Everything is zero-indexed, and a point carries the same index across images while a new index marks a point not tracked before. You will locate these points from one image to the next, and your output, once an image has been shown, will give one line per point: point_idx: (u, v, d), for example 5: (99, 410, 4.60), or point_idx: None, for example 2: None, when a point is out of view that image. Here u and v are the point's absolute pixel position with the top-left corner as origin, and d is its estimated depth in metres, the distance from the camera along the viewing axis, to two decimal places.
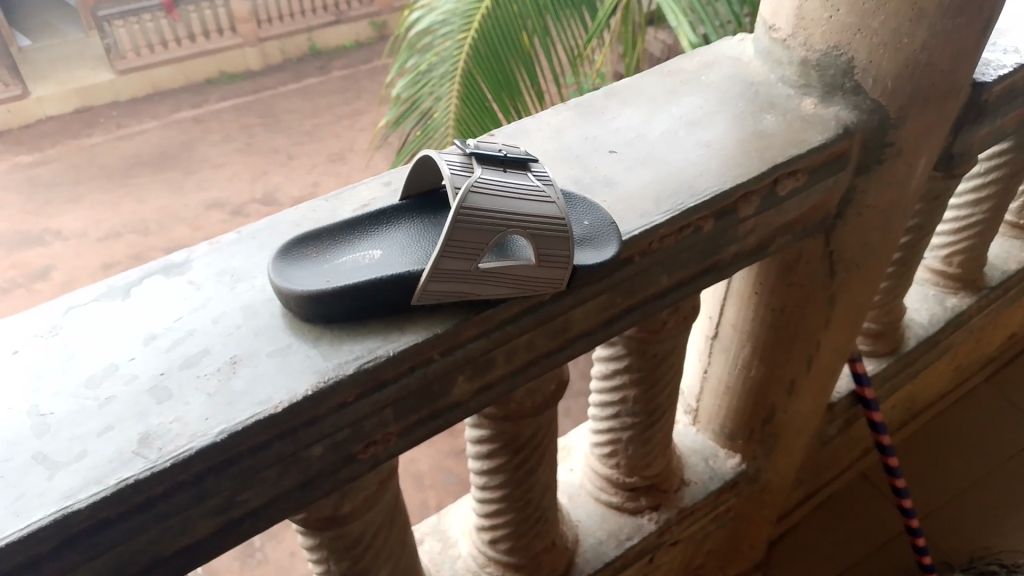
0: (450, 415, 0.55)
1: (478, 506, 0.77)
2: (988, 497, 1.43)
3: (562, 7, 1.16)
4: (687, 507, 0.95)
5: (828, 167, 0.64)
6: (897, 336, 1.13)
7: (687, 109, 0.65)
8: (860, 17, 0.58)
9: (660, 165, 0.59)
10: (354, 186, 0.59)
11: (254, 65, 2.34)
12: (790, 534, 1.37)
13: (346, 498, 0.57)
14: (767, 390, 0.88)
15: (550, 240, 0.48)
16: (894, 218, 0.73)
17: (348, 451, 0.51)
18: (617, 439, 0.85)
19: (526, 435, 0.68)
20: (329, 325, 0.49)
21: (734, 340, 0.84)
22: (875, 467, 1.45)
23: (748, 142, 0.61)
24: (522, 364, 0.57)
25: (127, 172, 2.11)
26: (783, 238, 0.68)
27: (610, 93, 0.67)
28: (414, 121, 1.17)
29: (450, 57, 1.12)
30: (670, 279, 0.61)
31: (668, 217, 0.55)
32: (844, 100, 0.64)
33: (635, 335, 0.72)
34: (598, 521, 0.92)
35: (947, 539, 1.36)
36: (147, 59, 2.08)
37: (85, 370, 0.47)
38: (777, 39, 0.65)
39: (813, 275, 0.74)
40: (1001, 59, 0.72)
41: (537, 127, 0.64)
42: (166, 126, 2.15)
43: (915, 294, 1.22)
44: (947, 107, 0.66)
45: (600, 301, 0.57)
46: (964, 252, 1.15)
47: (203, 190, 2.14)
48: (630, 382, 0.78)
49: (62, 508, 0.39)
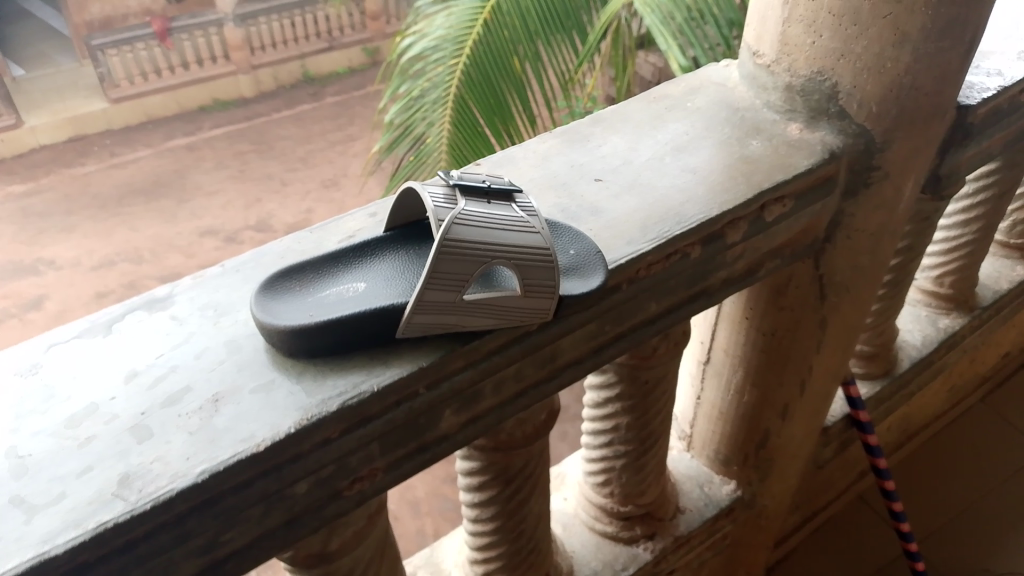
0: (438, 448, 0.54)
1: (471, 538, 0.76)
2: (986, 519, 1.41)
3: (552, 31, 1.17)
4: (682, 535, 0.94)
5: (816, 191, 0.64)
6: (891, 357, 1.12)
7: (673, 135, 0.65)
8: (843, 42, 0.58)
9: (647, 192, 0.59)
10: (339, 217, 0.59)
11: (247, 94, 2.35)
12: (789, 559, 1.35)
13: (334, 534, 0.56)
14: (760, 414, 0.87)
15: (535, 270, 0.48)
16: (883, 240, 0.73)
17: (334, 487, 0.50)
18: (610, 467, 0.84)
19: (517, 466, 0.68)
20: (314, 360, 0.48)
21: (726, 365, 0.83)
22: (872, 489, 1.44)
23: (734, 167, 0.61)
24: (510, 395, 0.56)
25: (120, 203, 2.18)
26: (772, 263, 0.67)
27: (596, 120, 0.67)
28: (407, 146, 1.17)
29: (442, 82, 1.13)
30: (659, 306, 0.60)
31: (655, 245, 0.55)
32: (830, 124, 0.64)
33: (626, 362, 0.72)
34: (592, 551, 0.91)
35: (946, 562, 1.35)
36: (140, 87, 2.08)
37: (65, 409, 0.46)
38: (761, 64, 0.65)
39: (803, 298, 0.74)
40: (985, 82, 0.72)
41: (523, 155, 0.63)
42: (160, 155, 2.20)
43: (907, 315, 1.22)
44: (932, 129, 0.66)
45: (588, 329, 0.57)
46: (956, 271, 1.15)
47: (196, 219, 2.21)
48: (622, 409, 0.77)
49: (40, 552, 0.38)
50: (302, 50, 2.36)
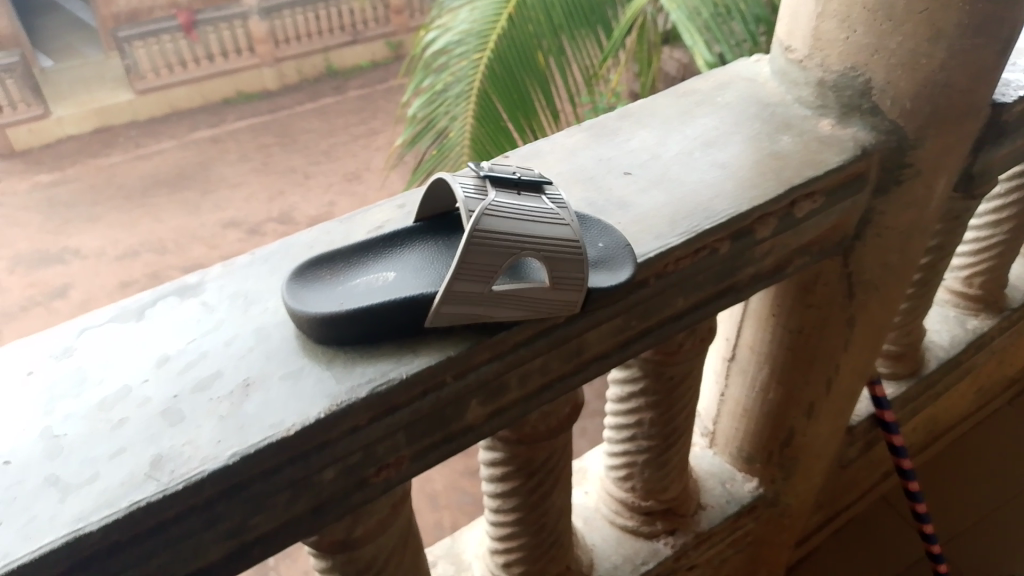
0: (463, 439, 0.55)
1: (492, 529, 0.76)
2: (1010, 523, 1.40)
3: (576, 26, 1.17)
4: (703, 531, 0.94)
5: (846, 188, 0.63)
6: (917, 357, 1.11)
7: (702, 130, 0.64)
8: (877, 37, 0.58)
9: (676, 187, 0.59)
10: (368, 208, 0.59)
11: (270, 84, 2.31)
12: (809, 558, 1.34)
13: (359, 522, 0.56)
14: (784, 412, 0.87)
15: (564, 262, 0.48)
16: (914, 238, 0.72)
17: (360, 476, 0.50)
18: (633, 462, 0.84)
19: (541, 458, 0.68)
20: (343, 348, 0.49)
21: (751, 362, 0.83)
22: (895, 490, 1.43)
23: (764, 163, 0.61)
24: (536, 388, 0.56)
25: (145, 194, 2.08)
26: (800, 260, 0.67)
27: (625, 114, 0.67)
28: (430, 140, 1.16)
29: (466, 76, 1.12)
30: (686, 301, 0.60)
31: (684, 239, 0.54)
32: (861, 121, 0.63)
33: (651, 356, 0.71)
34: (613, 545, 0.90)
35: (968, 565, 1.34)
36: (165, 80, 2.03)
37: (97, 392, 0.47)
38: (792, 59, 0.65)
39: (831, 296, 0.73)
40: (1020, 80, 0.71)
41: (551, 149, 0.63)
42: (183, 146, 2.12)
43: (935, 314, 1.20)
44: (966, 127, 0.65)
45: (615, 324, 0.57)
46: (985, 272, 1.13)
47: (221, 211, 2.21)
48: (646, 404, 0.77)
49: (74, 530, 0.39)
50: (326, 43, 2.32)
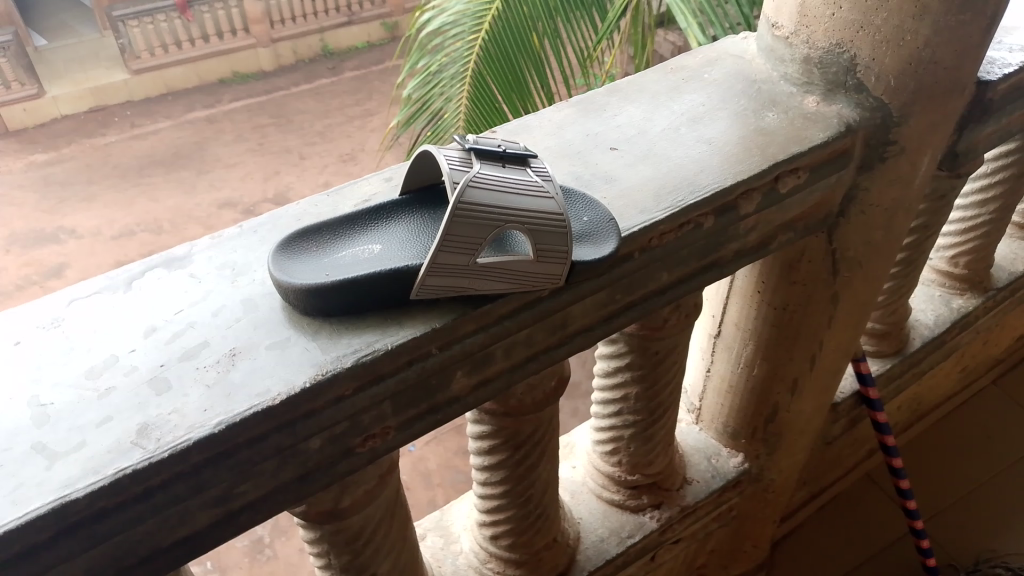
0: (448, 410, 0.55)
1: (481, 502, 0.77)
2: (991, 501, 1.42)
3: (572, 9, 1.15)
4: (689, 505, 0.95)
5: (830, 165, 0.64)
6: (903, 336, 1.13)
7: (689, 106, 0.65)
8: (862, 14, 0.58)
9: (662, 162, 0.59)
10: (356, 181, 0.60)
11: (267, 66, 2.41)
12: (793, 535, 1.36)
13: (347, 492, 0.57)
14: (770, 388, 0.88)
15: (548, 235, 0.49)
16: (898, 216, 0.73)
17: (346, 445, 0.51)
18: (619, 437, 0.85)
19: (526, 431, 0.69)
20: (329, 319, 0.49)
21: (736, 339, 0.84)
22: (879, 468, 1.45)
23: (749, 139, 0.61)
24: (521, 359, 0.57)
25: (141, 173, 2.19)
26: (784, 236, 0.67)
27: (613, 90, 0.67)
28: (425, 121, 1.18)
29: (461, 58, 1.13)
30: (670, 276, 0.61)
31: (668, 214, 0.55)
32: (847, 97, 0.63)
33: (636, 332, 0.72)
34: (600, 518, 0.92)
35: (952, 541, 1.36)
36: (160, 60, 2.07)
37: (85, 361, 0.47)
38: (779, 36, 0.65)
39: (815, 274, 0.74)
40: (1005, 58, 0.71)
41: (538, 124, 0.64)
42: (180, 127, 2.19)
43: (921, 295, 1.21)
44: (950, 105, 0.65)
45: (599, 297, 0.58)
46: (971, 252, 1.14)
47: (217, 189, 2.21)
48: (631, 379, 0.78)
49: (61, 497, 0.39)
50: (321, 24, 2.45)
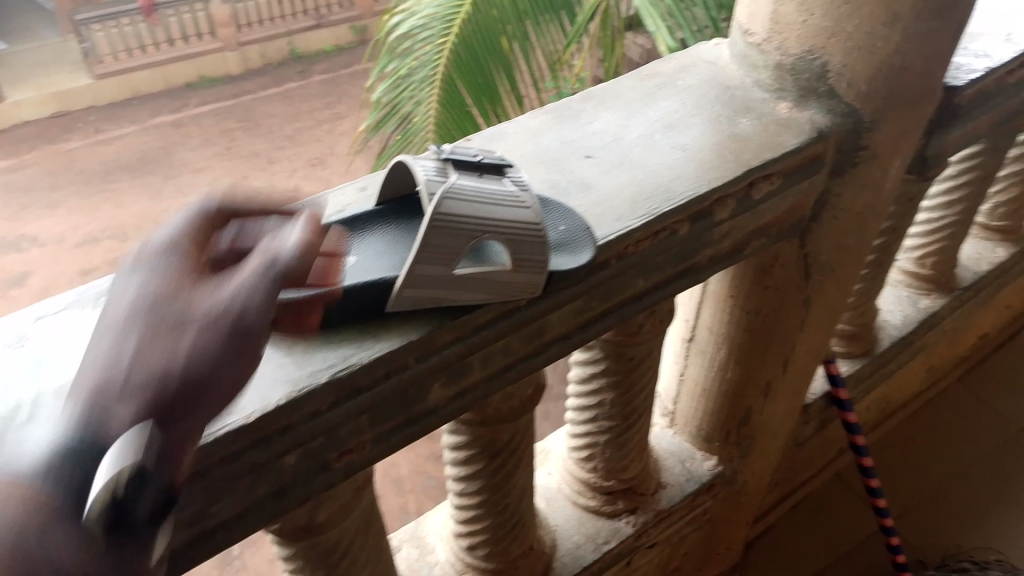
0: (425, 422, 0.55)
1: (457, 512, 0.77)
2: (960, 496, 1.44)
3: (541, 12, 1.16)
4: (663, 510, 0.96)
5: (803, 171, 0.64)
6: (871, 338, 1.14)
7: (663, 112, 0.65)
8: (835, 21, 0.59)
9: (637, 169, 0.59)
10: (330, 190, 0.59)
11: (236, 71, 2.37)
12: (765, 536, 1.37)
13: (322, 506, 0.56)
14: (744, 391, 0.88)
15: (526, 244, 0.48)
16: (869, 220, 0.74)
17: (321, 460, 0.50)
18: (594, 443, 0.85)
19: (503, 440, 0.68)
20: (304, 332, 0.48)
21: (711, 343, 0.84)
22: (850, 468, 1.46)
23: (723, 145, 0.61)
24: (498, 369, 0.57)
25: (107, 179, 2.10)
26: (757, 241, 0.68)
27: (587, 97, 0.67)
28: (394, 126, 1.17)
29: (431, 61, 1.12)
30: (646, 283, 0.61)
31: (644, 222, 0.55)
32: (819, 104, 0.64)
33: (612, 338, 0.72)
34: (576, 524, 0.92)
35: (922, 539, 1.38)
36: (126, 63, 2.08)
37: (54, 379, 0.46)
38: (752, 43, 0.65)
39: (786, 278, 0.75)
40: (971, 64, 0.73)
41: (512, 131, 0.63)
42: (146, 131, 2.13)
43: (889, 295, 1.23)
44: (919, 110, 0.66)
45: (576, 305, 0.57)
46: (937, 252, 1.16)
47: (184, 196, 2.07)
48: (607, 385, 0.78)
49: None
50: (290, 27, 2.36)
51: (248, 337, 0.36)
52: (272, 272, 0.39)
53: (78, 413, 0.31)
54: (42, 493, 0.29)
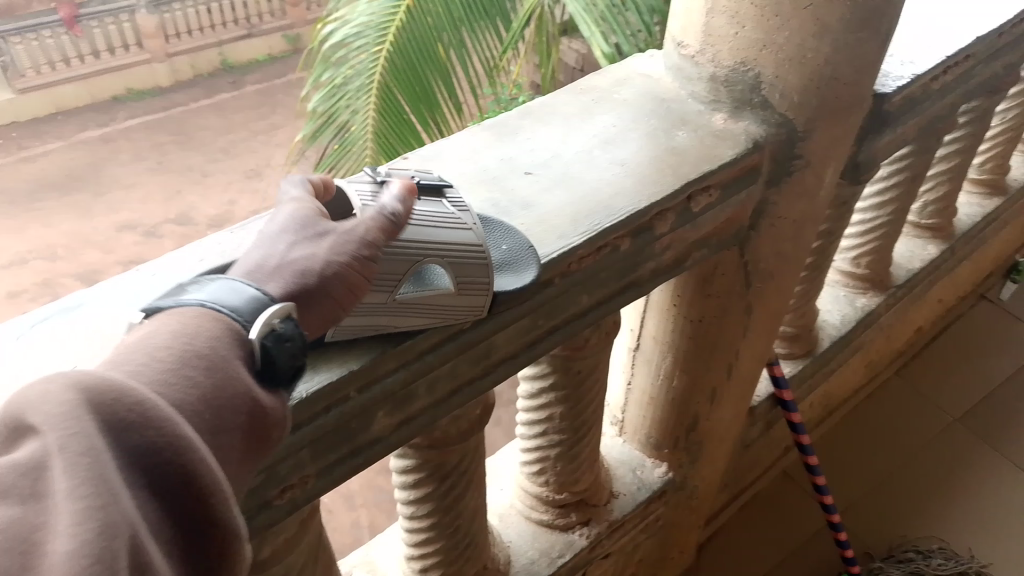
0: (371, 451, 0.53)
1: (408, 536, 0.75)
2: (902, 487, 1.48)
3: (477, 19, 1.14)
4: (616, 520, 0.96)
5: (739, 182, 0.65)
6: (812, 338, 1.16)
7: (601, 126, 0.64)
8: (765, 33, 0.59)
9: (577, 185, 0.59)
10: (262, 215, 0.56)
11: (165, 83, 2.32)
12: (716, 537, 1.39)
13: (266, 543, 0.54)
14: (691, 399, 0.89)
15: (469, 267, 0.47)
16: (806, 226, 0.75)
17: (264, 497, 0.48)
18: (545, 458, 0.84)
19: (452, 462, 0.67)
20: None
21: (656, 352, 0.84)
22: (796, 465, 1.49)
23: (661, 159, 0.61)
24: (444, 394, 0.56)
25: (32, 198, 2.11)
26: (698, 252, 0.68)
27: (524, 112, 0.66)
28: (331, 135, 1.16)
29: (366, 70, 1.10)
30: (590, 299, 0.61)
31: (585, 239, 0.55)
32: (753, 114, 0.64)
33: (559, 353, 0.72)
34: (529, 540, 0.91)
35: (867, 532, 1.41)
36: (49, 78, 1.87)
37: None
38: (685, 55, 0.65)
39: (728, 286, 0.75)
40: (899, 71, 0.74)
41: (450, 148, 0.62)
42: (73, 147, 2.10)
43: (827, 295, 1.25)
44: (850, 119, 0.67)
45: (522, 325, 0.57)
46: (872, 252, 1.18)
47: (114, 212, 2.22)
48: (555, 399, 0.77)
49: None
50: (219, 37, 2.31)
51: (369, 259, 0.41)
52: (390, 220, 0.43)
53: (222, 334, 0.35)
54: (198, 398, 0.33)
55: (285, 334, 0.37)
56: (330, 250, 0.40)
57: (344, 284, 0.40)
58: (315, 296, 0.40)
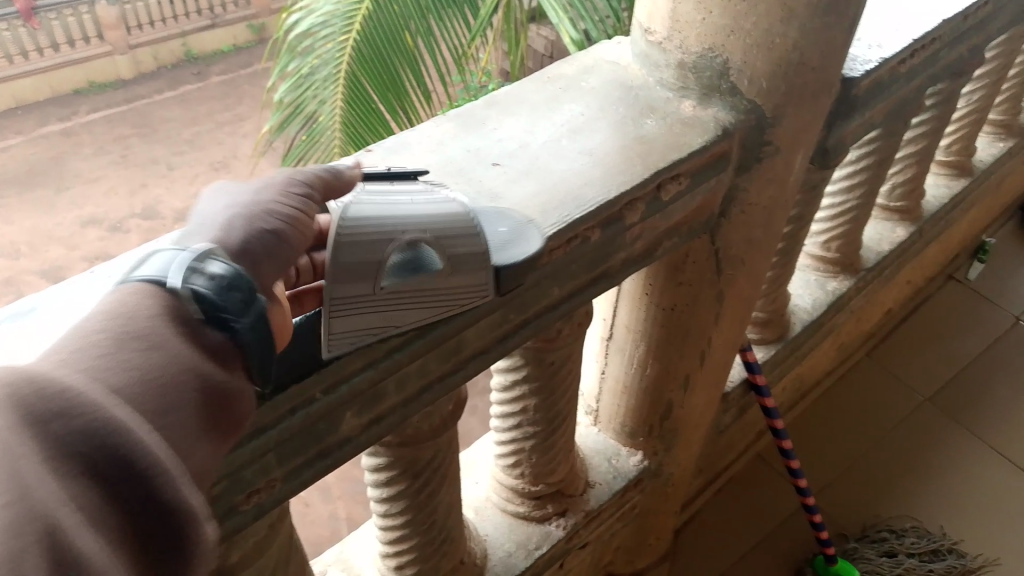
0: (340, 452, 0.52)
1: (382, 534, 0.74)
2: (874, 467, 1.49)
3: (444, 7, 1.12)
4: (592, 510, 0.96)
5: (708, 169, 0.64)
6: (784, 323, 1.16)
7: (568, 115, 0.63)
8: (732, 19, 0.58)
9: (546, 176, 0.58)
10: None
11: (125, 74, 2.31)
12: (692, 523, 1.39)
13: (234, 547, 0.53)
14: (664, 387, 0.89)
15: (456, 238, 0.47)
16: (776, 213, 0.75)
17: (229, 503, 0.47)
18: (521, 450, 0.84)
19: (425, 459, 0.66)
20: None
21: (629, 342, 0.84)
22: (770, 449, 1.49)
23: (629, 147, 0.61)
24: (414, 392, 0.54)
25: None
26: (669, 241, 0.67)
27: (490, 101, 0.65)
28: (298, 126, 1.13)
29: (333, 59, 1.08)
30: (561, 291, 0.60)
31: (556, 230, 0.54)
32: (722, 101, 0.64)
33: (531, 345, 0.71)
34: (506, 532, 0.90)
35: (842, 513, 1.42)
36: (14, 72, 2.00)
37: None
38: (652, 42, 0.64)
39: (700, 274, 0.75)
40: (865, 55, 0.74)
41: (415, 139, 0.60)
42: (33, 142, 2.15)
43: (798, 279, 1.25)
44: (819, 104, 0.67)
45: (492, 319, 0.56)
46: (842, 236, 1.19)
47: (78, 207, 2.15)
48: (529, 392, 0.76)
49: None
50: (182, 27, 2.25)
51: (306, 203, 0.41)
52: (321, 173, 0.43)
53: (161, 310, 0.32)
54: (143, 382, 0.29)
55: (234, 294, 0.34)
56: (261, 205, 0.39)
57: (286, 237, 0.39)
58: (260, 252, 0.37)
